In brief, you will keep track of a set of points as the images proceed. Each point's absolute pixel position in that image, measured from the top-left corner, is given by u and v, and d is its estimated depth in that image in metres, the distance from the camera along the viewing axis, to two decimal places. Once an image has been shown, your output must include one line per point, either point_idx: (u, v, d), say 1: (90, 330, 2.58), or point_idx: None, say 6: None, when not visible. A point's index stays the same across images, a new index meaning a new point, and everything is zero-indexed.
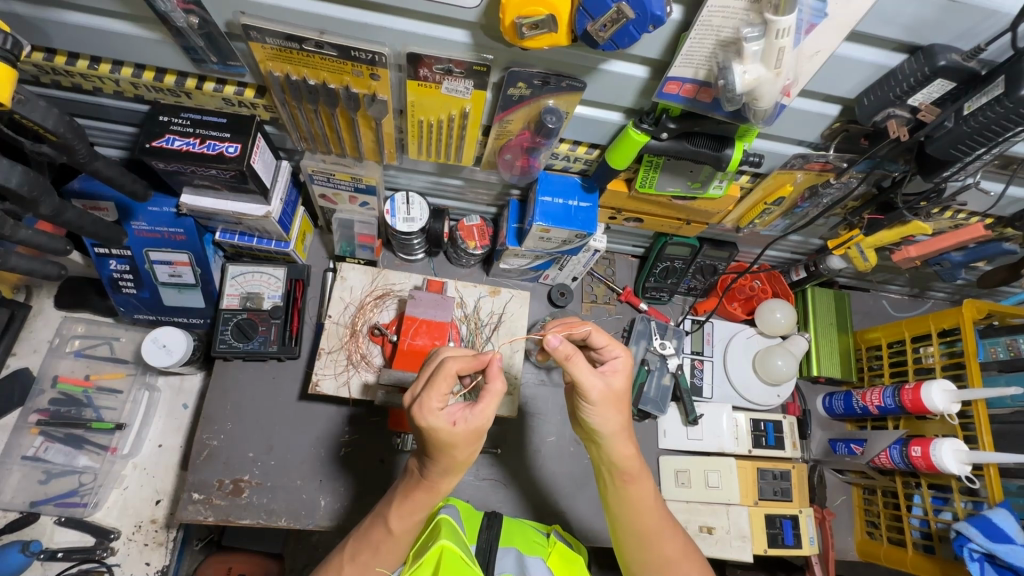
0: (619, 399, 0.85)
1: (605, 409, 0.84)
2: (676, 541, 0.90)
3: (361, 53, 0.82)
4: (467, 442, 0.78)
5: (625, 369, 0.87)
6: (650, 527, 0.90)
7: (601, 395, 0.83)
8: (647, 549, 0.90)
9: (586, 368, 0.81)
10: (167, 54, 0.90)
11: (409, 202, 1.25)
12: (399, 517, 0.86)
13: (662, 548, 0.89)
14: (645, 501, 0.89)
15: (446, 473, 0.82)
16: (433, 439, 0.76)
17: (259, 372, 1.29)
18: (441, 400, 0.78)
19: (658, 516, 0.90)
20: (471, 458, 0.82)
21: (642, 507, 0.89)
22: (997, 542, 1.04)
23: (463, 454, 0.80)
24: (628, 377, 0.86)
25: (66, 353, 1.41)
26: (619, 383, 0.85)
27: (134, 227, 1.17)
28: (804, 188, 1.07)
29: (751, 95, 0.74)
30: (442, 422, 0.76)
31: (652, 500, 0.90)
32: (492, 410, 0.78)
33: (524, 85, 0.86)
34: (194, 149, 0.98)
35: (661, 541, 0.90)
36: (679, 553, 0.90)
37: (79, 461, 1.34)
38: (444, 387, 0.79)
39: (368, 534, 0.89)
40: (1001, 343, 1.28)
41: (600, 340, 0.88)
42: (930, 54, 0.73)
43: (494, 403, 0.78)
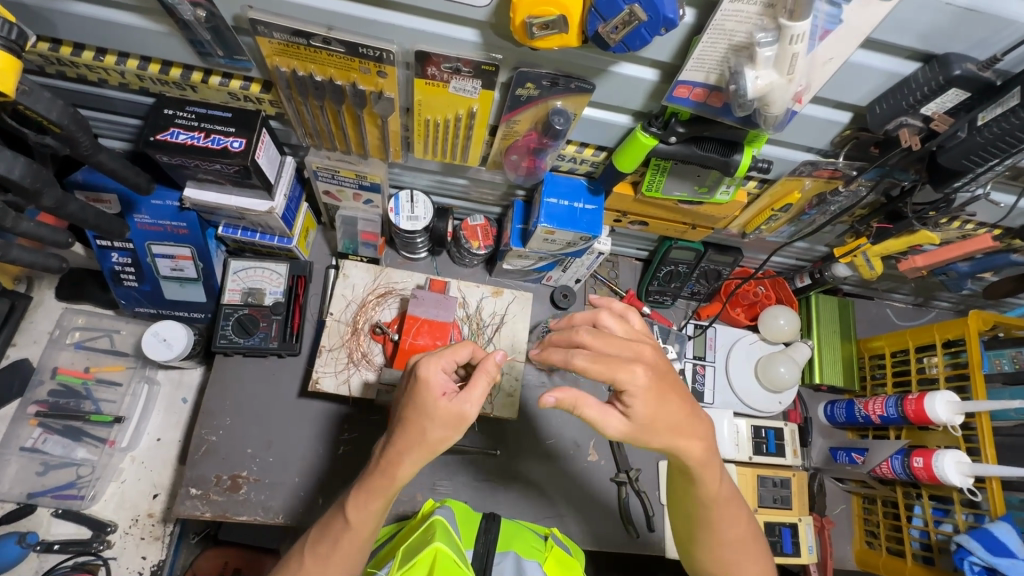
0: (651, 426, 0.75)
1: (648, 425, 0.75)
2: (736, 526, 0.90)
3: (368, 50, 0.82)
4: (439, 417, 0.78)
5: (638, 391, 0.73)
6: (713, 515, 0.89)
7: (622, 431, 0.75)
8: (707, 531, 0.90)
9: (598, 411, 0.75)
10: (173, 47, 0.89)
11: (412, 201, 1.24)
12: (354, 510, 0.85)
13: (719, 532, 0.90)
14: (715, 493, 0.86)
15: (403, 456, 0.80)
16: (419, 390, 0.78)
17: (259, 368, 1.29)
18: (447, 364, 0.82)
19: (722, 506, 0.88)
20: (440, 449, 0.81)
21: (706, 499, 0.87)
22: (998, 556, 1.03)
23: (434, 436, 0.79)
24: (643, 403, 0.74)
25: (65, 345, 1.40)
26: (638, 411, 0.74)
27: (136, 220, 1.17)
28: (812, 196, 1.06)
29: (763, 102, 0.74)
30: (437, 381, 0.79)
31: (719, 493, 0.86)
32: (478, 394, 0.79)
33: (533, 86, 0.85)
34: (197, 143, 0.97)
35: (722, 528, 0.90)
36: (737, 536, 0.91)
37: (78, 454, 1.33)
38: (457, 355, 0.84)
39: (329, 524, 0.88)
40: (1006, 355, 1.26)
41: (580, 363, 0.75)
42: (944, 63, 0.71)
43: (482, 385, 0.79)
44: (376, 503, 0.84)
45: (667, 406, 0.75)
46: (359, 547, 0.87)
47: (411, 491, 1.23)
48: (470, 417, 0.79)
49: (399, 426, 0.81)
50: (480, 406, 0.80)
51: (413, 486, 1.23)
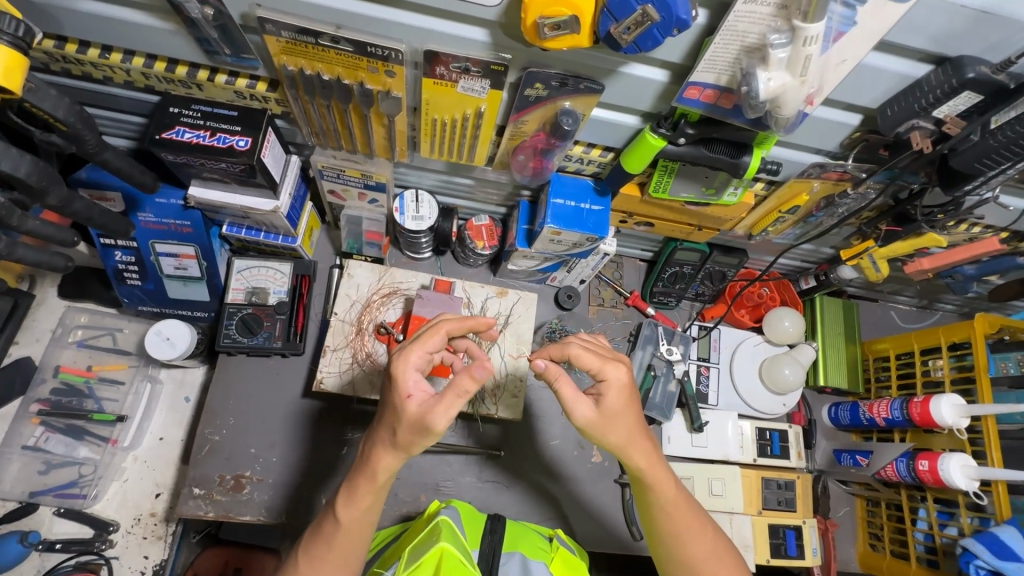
0: (615, 418, 0.82)
1: (609, 425, 0.82)
2: (704, 541, 0.89)
3: (376, 49, 0.81)
4: (407, 418, 0.77)
5: (618, 385, 0.82)
6: (679, 527, 0.89)
7: (589, 421, 0.81)
8: (682, 549, 0.89)
9: (573, 393, 0.81)
10: (179, 45, 0.89)
11: (418, 201, 1.23)
12: (343, 506, 0.84)
13: (692, 547, 0.89)
14: (672, 494, 0.88)
15: (383, 453, 0.80)
16: (393, 388, 0.78)
17: (263, 367, 1.29)
18: (418, 360, 0.80)
19: (686, 515, 0.89)
20: (416, 449, 0.80)
21: (669, 507, 0.89)
22: (1005, 559, 1.03)
23: (405, 438, 0.78)
24: (621, 397, 0.81)
25: (67, 343, 1.39)
26: (611, 404, 0.81)
27: (140, 218, 1.16)
28: (820, 198, 1.05)
29: (775, 103, 0.73)
30: (406, 383, 0.78)
31: (678, 497, 0.89)
32: (446, 408, 0.74)
33: (541, 86, 0.85)
34: (203, 141, 0.97)
35: (692, 542, 0.89)
36: (709, 554, 0.89)
37: (80, 453, 1.33)
38: (431, 345, 0.82)
39: (319, 527, 0.87)
40: (1012, 359, 1.27)
41: (585, 362, 0.82)
42: (958, 66, 0.71)
43: (451, 399, 0.74)
44: (367, 497, 0.83)
45: (618, 418, 0.82)
46: (352, 546, 0.86)
47: (415, 492, 1.23)
48: (437, 429, 0.75)
49: (380, 419, 0.83)
50: (450, 419, 0.75)
51: (416, 487, 1.23)
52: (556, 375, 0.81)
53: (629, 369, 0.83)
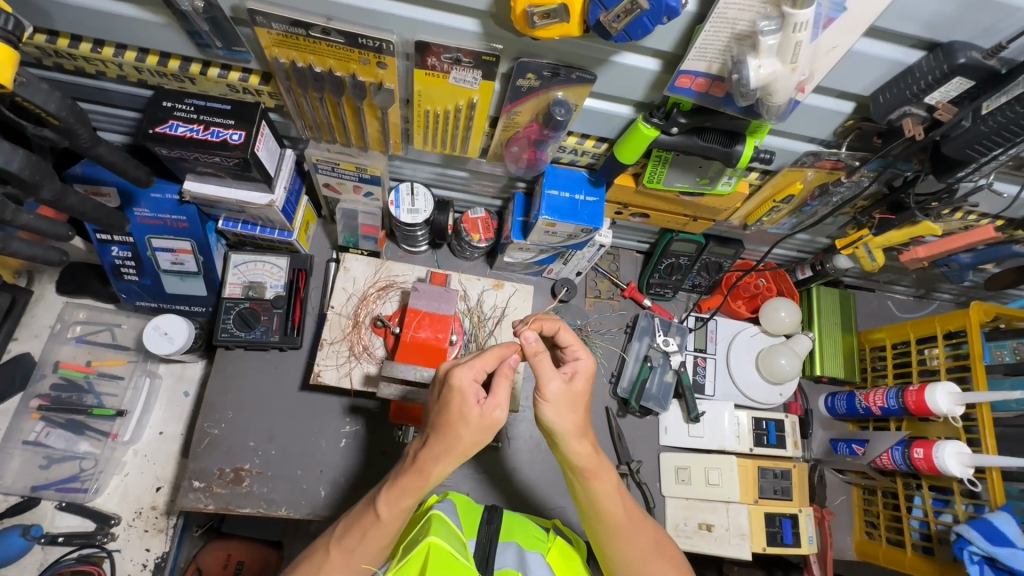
0: (575, 400, 0.86)
1: (561, 408, 0.85)
2: (643, 534, 0.92)
3: (368, 41, 0.81)
4: (472, 421, 0.80)
5: (584, 373, 0.88)
6: (618, 522, 0.91)
7: (558, 393, 0.84)
8: (619, 542, 0.92)
9: (549, 370, 0.84)
10: (171, 38, 0.88)
11: (413, 193, 1.23)
12: (387, 506, 0.84)
13: (628, 541, 0.91)
14: (605, 490, 0.90)
15: (442, 455, 0.81)
16: (455, 401, 0.79)
17: (261, 362, 1.29)
18: (477, 371, 0.82)
19: (624, 511, 0.91)
20: (472, 451, 0.83)
21: (608, 502, 0.90)
22: (999, 546, 1.03)
23: (468, 440, 0.81)
24: (587, 379, 0.87)
25: (67, 339, 1.40)
26: (579, 385, 0.86)
27: (136, 213, 1.17)
28: (814, 187, 1.05)
29: (766, 91, 0.73)
30: (470, 391, 0.80)
31: (615, 492, 0.90)
32: (502, 397, 0.82)
33: (533, 76, 0.85)
34: (197, 135, 0.97)
35: (631, 536, 0.92)
36: (648, 547, 0.92)
37: (80, 447, 1.34)
38: (486, 363, 0.84)
39: (357, 517, 0.87)
40: (1007, 346, 1.27)
41: (566, 338, 0.92)
42: (949, 52, 0.71)
43: (508, 387, 0.82)
44: (409, 499, 0.84)
45: (563, 416, 0.85)
46: (384, 542, 0.86)
47: None
48: (500, 422, 0.82)
49: (434, 429, 0.82)
50: (507, 408, 0.83)
51: None
52: (535, 352, 0.84)
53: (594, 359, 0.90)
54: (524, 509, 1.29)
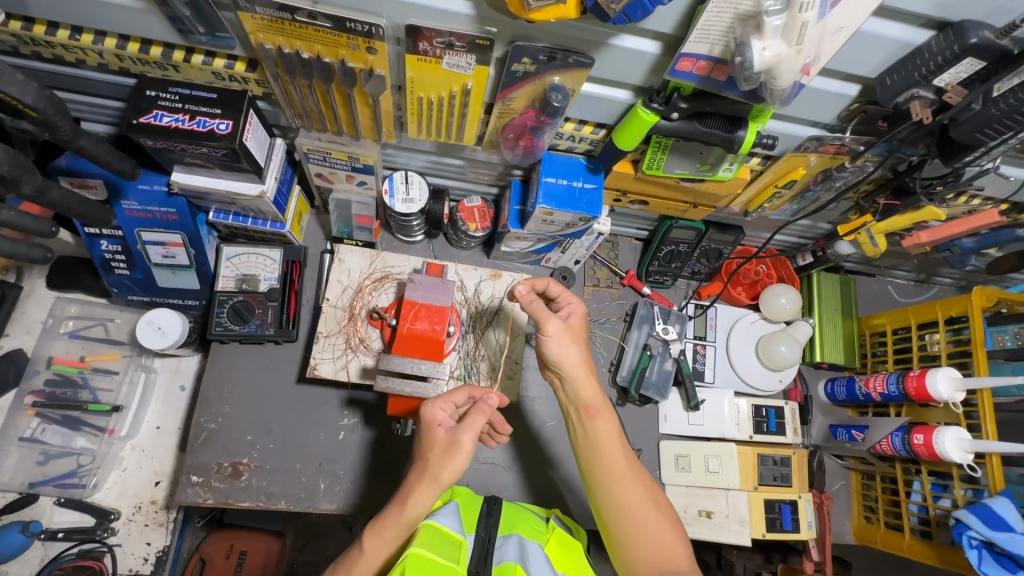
0: (574, 339, 0.92)
1: (563, 343, 0.90)
2: (639, 490, 0.92)
3: (357, 25, 0.78)
4: (439, 446, 0.87)
5: (576, 315, 0.96)
6: (616, 467, 0.92)
7: (558, 330, 0.90)
8: (616, 493, 0.92)
9: (545, 311, 0.91)
10: (152, 24, 0.85)
11: (407, 182, 1.21)
12: (371, 542, 0.87)
13: (625, 494, 0.92)
14: (605, 433, 0.92)
15: (421, 490, 0.86)
16: (421, 428, 0.88)
17: (257, 355, 1.28)
18: (447, 406, 0.90)
19: (625, 457, 0.93)
20: (447, 479, 0.86)
21: (606, 449, 0.92)
22: (997, 530, 1.04)
23: (437, 465, 0.86)
24: (582, 318, 0.95)
25: (59, 334, 1.38)
26: (576, 324, 0.95)
27: (124, 206, 1.14)
28: (817, 172, 1.03)
29: (770, 74, 0.70)
30: (436, 418, 0.88)
31: (612, 438, 0.93)
32: (474, 428, 0.86)
33: (529, 61, 0.82)
34: (183, 126, 0.94)
35: (627, 486, 0.92)
36: (643, 503, 0.92)
37: (77, 443, 1.33)
38: (457, 399, 0.92)
39: (347, 554, 0.90)
40: (1009, 331, 1.27)
41: (555, 290, 0.99)
42: (960, 31, 0.68)
43: (480, 420, 0.86)
44: (393, 531, 0.87)
45: (568, 351, 0.90)
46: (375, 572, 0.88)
47: None
48: (466, 448, 0.86)
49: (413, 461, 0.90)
50: (474, 436, 0.86)
51: None
52: (529, 301, 0.92)
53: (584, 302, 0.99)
54: (524, 499, 1.29)
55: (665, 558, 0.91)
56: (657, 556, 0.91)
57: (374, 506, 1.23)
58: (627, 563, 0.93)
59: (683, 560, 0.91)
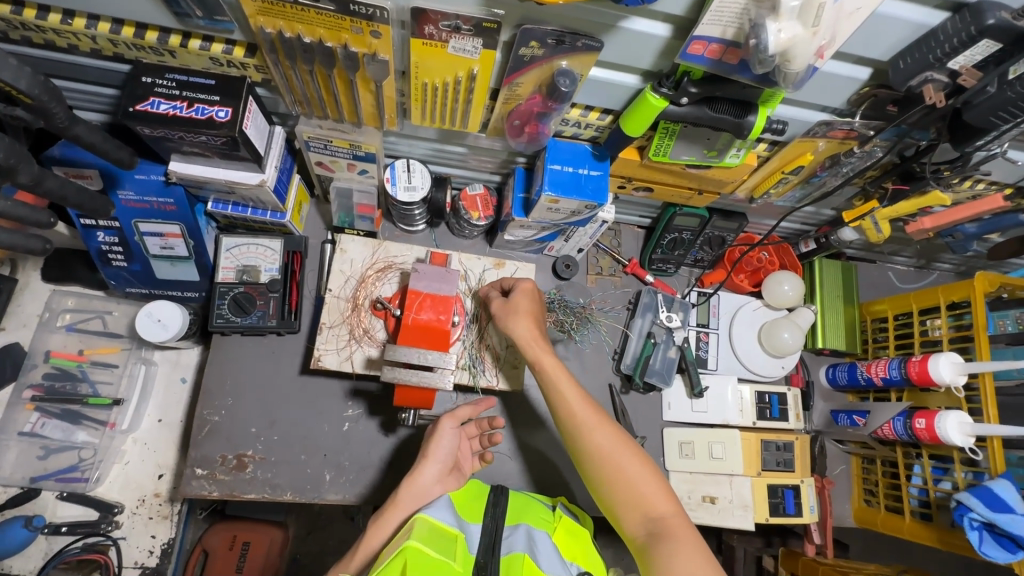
0: (522, 311, 1.03)
1: (508, 316, 1.03)
2: (602, 436, 0.91)
3: (360, 7, 0.76)
4: (432, 432, 1.04)
5: (526, 293, 1.06)
6: (573, 416, 0.94)
7: (501, 309, 1.04)
8: (582, 443, 0.92)
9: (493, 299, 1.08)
10: (147, 7, 0.82)
11: (409, 170, 1.19)
12: (372, 535, 0.92)
13: (592, 440, 0.91)
14: (561, 386, 0.96)
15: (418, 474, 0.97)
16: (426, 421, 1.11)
17: (259, 346, 1.27)
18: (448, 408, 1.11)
19: (580, 405, 0.94)
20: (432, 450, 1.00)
21: (567, 400, 0.95)
22: (999, 512, 1.05)
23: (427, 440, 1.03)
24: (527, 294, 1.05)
25: (56, 328, 1.36)
26: (525, 301, 1.04)
27: (121, 197, 1.11)
28: (825, 157, 1.02)
29: (785, 58, 0.69)
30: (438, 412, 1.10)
31: (567, 388, 0.95)
32: (459, 414, 1.05)
33: (537, 45, 0.80)
34: (181, 113, 0.92)
35: (590, 433, 0.92)
36: (613, 446, 0.90)
37: (78, 437, 1.31)
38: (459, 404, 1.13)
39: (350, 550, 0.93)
40: (1010, 316, 1.27)
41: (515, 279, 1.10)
42: (977, 12, 0.67)
43: (464, 407, 1.05)
44: (391, 518, 0.92)
45: (517, 322, 1.02)
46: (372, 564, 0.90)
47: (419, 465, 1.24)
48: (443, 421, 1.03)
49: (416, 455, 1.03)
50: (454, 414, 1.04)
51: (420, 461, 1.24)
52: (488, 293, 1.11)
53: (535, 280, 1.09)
54: (529, 487, 1.29)
55: (646, 503, 0.86)
56: (637, 502, 0.87)
57: (381, 496, 1.23)
58: (616, 515, 0.89)
59: (665, 503, 0.86)
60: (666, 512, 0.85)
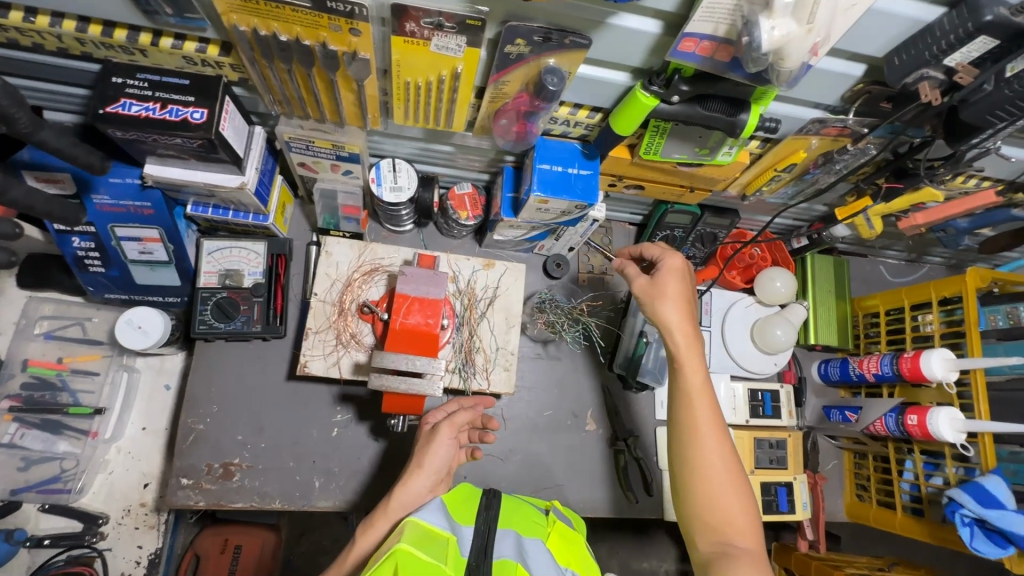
0: (669, 292, 0.96)
1: (655, 298, 0.96)
2: (718, 452, 0.86)
3: (338, 5, 0.73)
4: (427, 439, 1.00)
5: (672, 270, 0.98)
6: (694, 421, 0.88)
7: (644, 290, 0.97)
8: (691, 451, 0.87)
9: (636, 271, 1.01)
10: (113, 5, 0.78)
11: (395, 170, 1.16)
12: (361, 538, 0.90)
13: (705, 451, 0.87)
14: (694, 384, 0.90)
15: (410, 482, 0.94)
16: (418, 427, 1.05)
17: (243, 352, 1.24)
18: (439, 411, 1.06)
19: (709, 413, 0.88)
20: (429, 463, 0.96)
21: (693, 403, 0.89)
22: (989, 508, 1.05)
23: (421, 450, 0.98)
24: (675, 275, 0.96)
25: (33, 335, 1.31)
26: (671, 282, 0.96)
27: (95, 201, 1.07)
28: (818, 154, 1.01)
29: (778, 56, 0.67)
30: (429, 415, 1.05)
31: (697, 391, 0.89)
32: (456, 419, 1.00)
33: (523, 42, 0.77)
34: (153, 115, 0.88)
35: (706, 444, 0.87)
36: (723, 466, 0.86)
37: (59, 447, 1.26)
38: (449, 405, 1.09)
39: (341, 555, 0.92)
40: (1001, 311, 1.27)
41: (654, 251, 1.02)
42: (974, 8, 0.66)
43: (460, 411, 1.01)
44: (381, 523, 0.91)
45: (664, 305, 0.95)
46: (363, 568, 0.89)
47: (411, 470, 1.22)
48: (442, 430, 0.99)
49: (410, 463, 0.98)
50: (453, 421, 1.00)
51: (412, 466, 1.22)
52: (623, 266, 1.03)
53: (685, 259, 1.00)
54: (522, 489, 1.28)
55: (731, 531, 0.84)
56: (722, 526, 0.84)
57: (372, 501, 1.21)
58: (688, 528, 0.87)
59: (750, 536, 0.84)
60: (748, 546, 0.83)
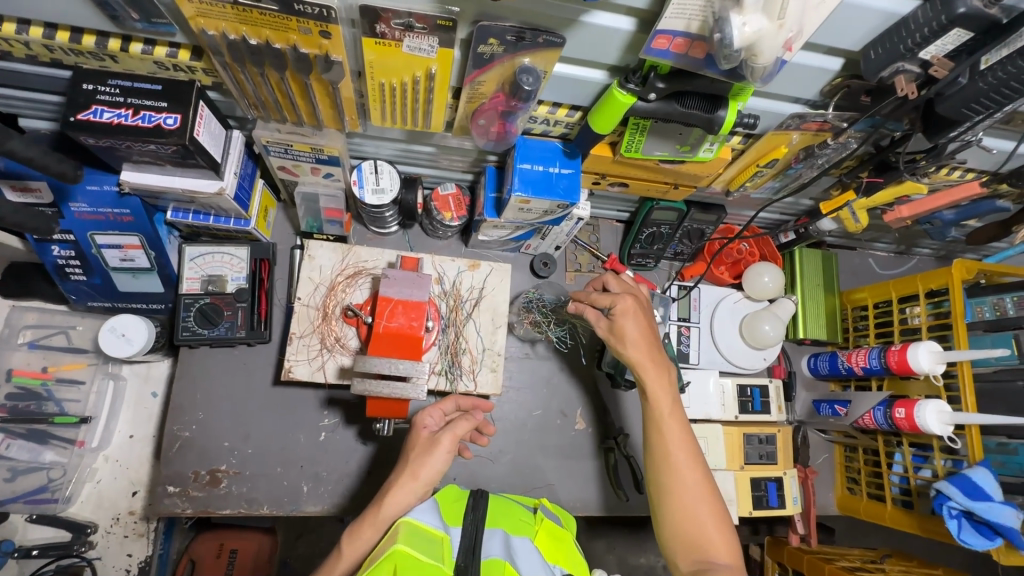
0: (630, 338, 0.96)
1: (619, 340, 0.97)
2: (691, 476, 0.90)
3: (308, 8, 0.72)
4: (423, 448, 0.93)
5: (629, 311, 0.97)
6: (666, 447, 0.91)
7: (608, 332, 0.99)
8: (664, 475, 0.90)
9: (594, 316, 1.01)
10: (80, 11, 0.77)
11: (377, 172, 1.15)
12: (350, 545, 0.88)
13: (678, 475, 0.90)
14: (664, 414, 0.93)
15: (400, 489, 0.89)
16: (411, 432, 0.97)
17: (228, 358, 1.23)
18: (435, 415, 0.99)
19: (680, 440, 0.92)
20: (424, 475, 0.90)
21: (666, 431, 0.92)
22: (976, 500, 1.05)
23: (415, 460, 0.92)
24: (633, 317, 0.96)
25: (18, 345, 1.30)
26: (630, 324, 0.96)
27: (73, 209, 1.06)
28: (799, 149, 1.00)
29: (751, 52, 0.66)
30: (424, 420, 0.97)
31: (668, 420, 0.92)
32: (457, 431, 0.93)
33: (496, 42, 0.77)
34: (125, 121, 0.87)
35: (680, 468, 0.90)
36: (697, 489, 0.89)
37: (46, 457, 1.28)
38: (445, 408, 1.02)
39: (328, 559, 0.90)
40: (988, 303, 1.28)
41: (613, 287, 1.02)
42: (947, 1, 0.66)
43: (462, 423, 0.93)
44: (370, 530, 0.88)
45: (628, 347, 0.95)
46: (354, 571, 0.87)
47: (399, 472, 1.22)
48: (440, 442, 0.92)
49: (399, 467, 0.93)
50: (451, 432, 0.93)
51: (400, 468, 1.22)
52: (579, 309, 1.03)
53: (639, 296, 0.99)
54: (512, 489, 1.28)
55: (710, 549, 0.86)
56: (700, 545, 0.87)
57: (361, 504, 1.21)
58: (669, 550, 0.89)
59: (728, 553, 0.86)
60: (726, 562, 0.85)
